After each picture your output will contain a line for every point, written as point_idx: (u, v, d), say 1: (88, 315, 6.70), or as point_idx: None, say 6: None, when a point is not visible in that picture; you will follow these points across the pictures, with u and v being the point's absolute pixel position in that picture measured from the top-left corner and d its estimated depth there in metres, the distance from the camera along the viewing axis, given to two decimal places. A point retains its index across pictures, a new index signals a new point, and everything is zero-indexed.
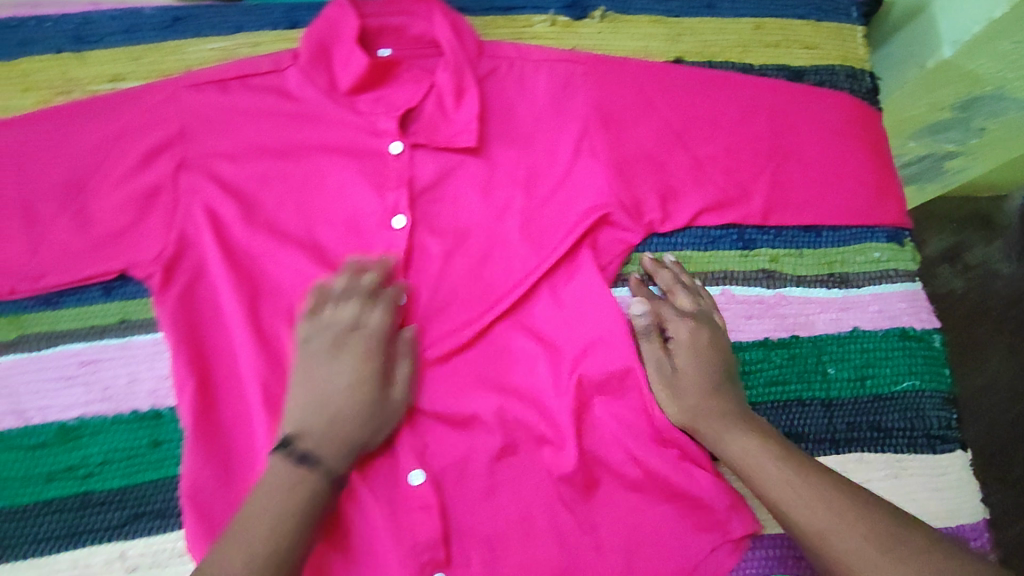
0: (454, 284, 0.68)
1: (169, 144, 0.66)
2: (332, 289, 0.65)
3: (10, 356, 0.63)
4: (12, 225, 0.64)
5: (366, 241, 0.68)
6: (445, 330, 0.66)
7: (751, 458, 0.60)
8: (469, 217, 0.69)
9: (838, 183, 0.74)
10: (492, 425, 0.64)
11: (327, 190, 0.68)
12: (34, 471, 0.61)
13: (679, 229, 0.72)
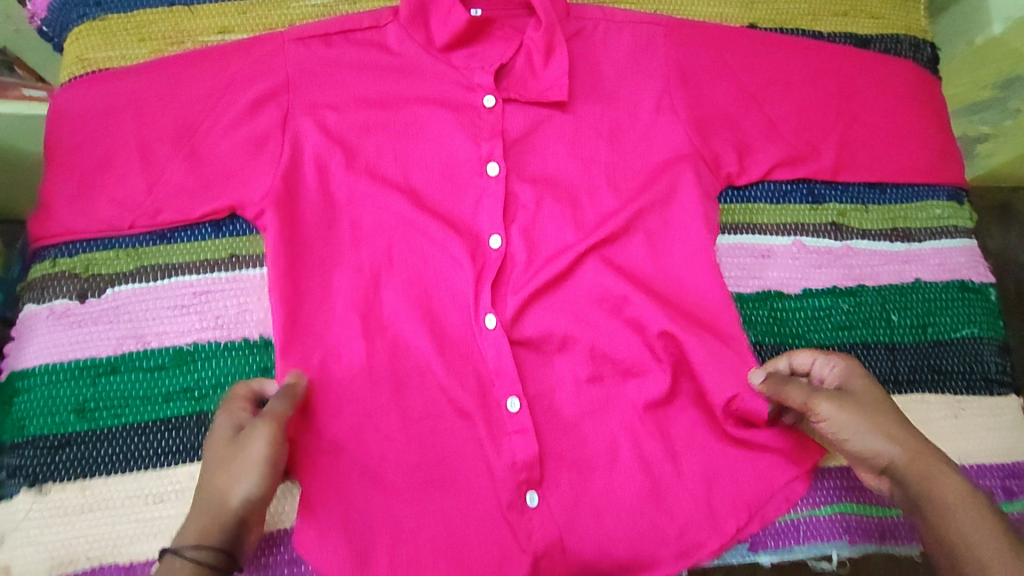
0: (545, 229, 0.73)
1: (277, 94, 0.70)
2: (433, 229, 0.72)
3: (129, 285, 0.66)
4: (130, 163, 0.68)
5: (461, 187, 0.74)
6: (535, 270, 0.72)
7: (965, 499, 0.56)
8: (557, 168, 0.75)
9: (901, 144, 0.78)
10: (581, 358, 0.71)
11: (426, 140, 0.74)
12: (152, 390, 0.63)
13: (754, 182, 0.76)
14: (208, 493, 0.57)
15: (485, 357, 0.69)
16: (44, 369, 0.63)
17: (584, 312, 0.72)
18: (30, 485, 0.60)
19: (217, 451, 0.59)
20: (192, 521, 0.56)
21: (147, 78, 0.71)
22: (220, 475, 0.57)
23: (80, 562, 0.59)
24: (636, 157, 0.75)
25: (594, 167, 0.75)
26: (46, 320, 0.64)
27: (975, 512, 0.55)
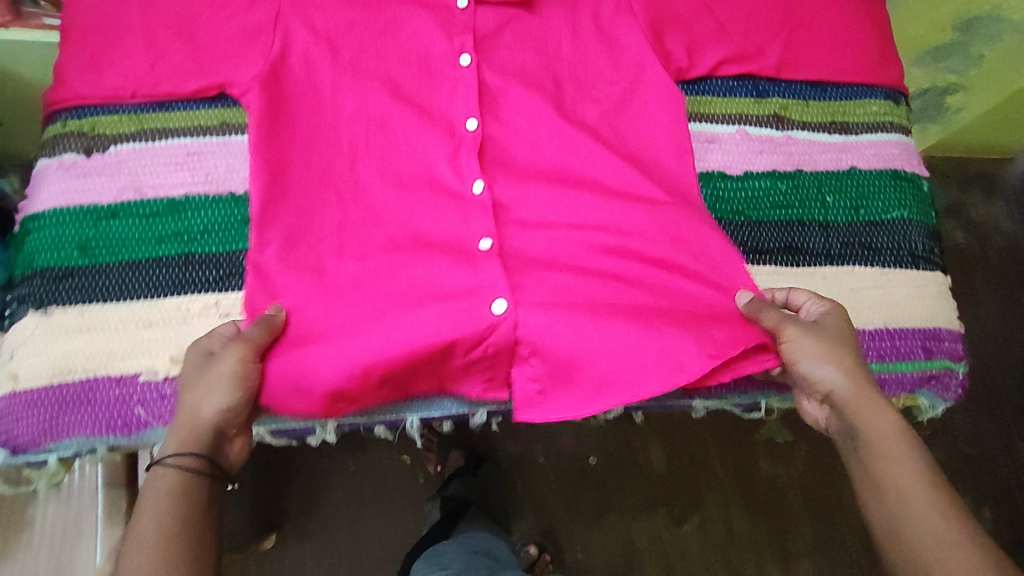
0: (515, 118, 0.78)
1: None
2: (404, 116, 0.76)
3: (130, 144, 0.73)
4: (120, 39, 0.74)
5: (436, 76, 0.78)
6: (503, 153, 0.78)
7: (893, 436, 0.63)
8: (522, 62, 0.79)
9: (845, 46, 0.83)
10: (542, 231, 0.75)
11: (402, 34, 0.78)
12: (147, 233, 0.71)
13: (702, 77, 0.81)
14: (187, 408, 0.63)
15: (466, 216, 0.74)
16: (52, 212, 0.71)
17: (542, 195, 0.76)
18: (38, 307, 0.68)
19: (189, 373, 0.64)
20: (176, 431, 0.63)
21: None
22: (195, 393, 0.63)
23: (78, 373, 0.66)
24: (593, 53, 0.80)
25: (553, 64, 0.80)
26: (56, 170, 0.72)
27: (899, 451, 0.62)
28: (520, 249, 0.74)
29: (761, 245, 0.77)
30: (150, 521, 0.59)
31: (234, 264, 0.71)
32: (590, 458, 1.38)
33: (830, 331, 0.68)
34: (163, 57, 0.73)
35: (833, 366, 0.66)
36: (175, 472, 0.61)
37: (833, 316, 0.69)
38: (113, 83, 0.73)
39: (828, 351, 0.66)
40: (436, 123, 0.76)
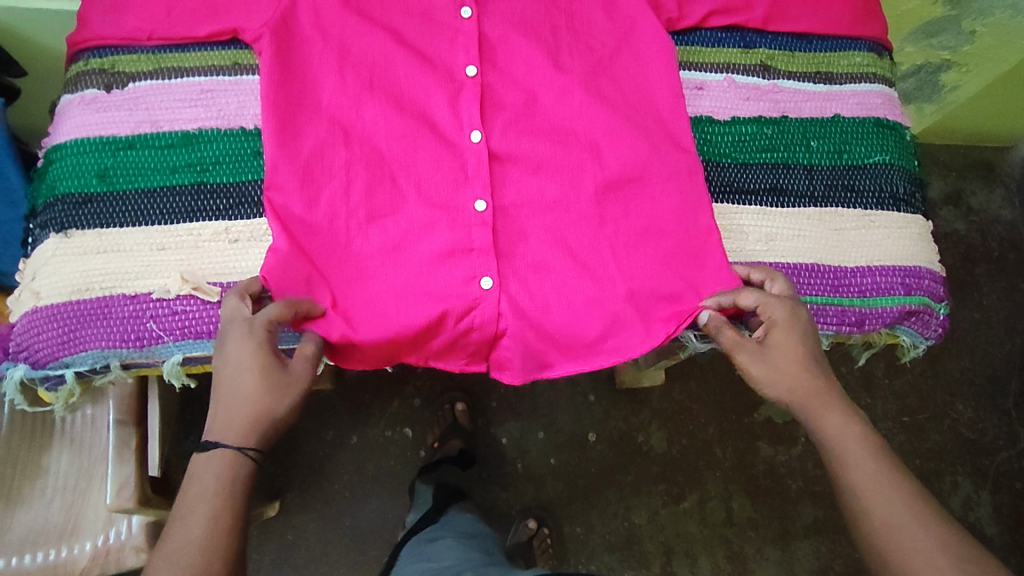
0: (512, 69, 0.80)
1: None
2: (405, 62, 0.78)
3: (148, 81, 0.77)
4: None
5: (438, 27, 0.79)
6: (502, 101, 0.79)
7: (847, 435, 0.66)
8: (520, 13, 0.80)
9: (829, 3, 0.87)
10: (536, 170, 0.78)
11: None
12: (162, 164, 0.75)
13: (692, 28, 0.85)
14: (248, 399, 0.63)
15: (463, 165, 0.77)
16: (74, 143, 0.75)
17: (538, 141, 0.78)
18: (59, 231, 0.72)
19: (257, 360, 0.64)
20: (237, 421, 0.63)
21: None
22: (263, 387, 0.64)
23: (95, 289, 0.70)
24: (589, 11, 0.82)
25: (554, 12, 0.81)
26: (77, 105, 0.76)
27: (855, 450, 0.65)
28: (516, 197, 0.77)
29: (747, 186, 0.80)
30: (201, 511, 0.59)
31: (244, 192, 0.74)
32: (589, 434, 1.41)
33: (782, 341, 0.70)
34: (177, 3, 0.77)
35: (775, 371, 0.70)
36: (240, 464, 0.61)
37: (791, 319, 0.70)
38: (129, 29, 0.77)
39: (778, 365, 0.69)
40: (438, 73, 0.78)
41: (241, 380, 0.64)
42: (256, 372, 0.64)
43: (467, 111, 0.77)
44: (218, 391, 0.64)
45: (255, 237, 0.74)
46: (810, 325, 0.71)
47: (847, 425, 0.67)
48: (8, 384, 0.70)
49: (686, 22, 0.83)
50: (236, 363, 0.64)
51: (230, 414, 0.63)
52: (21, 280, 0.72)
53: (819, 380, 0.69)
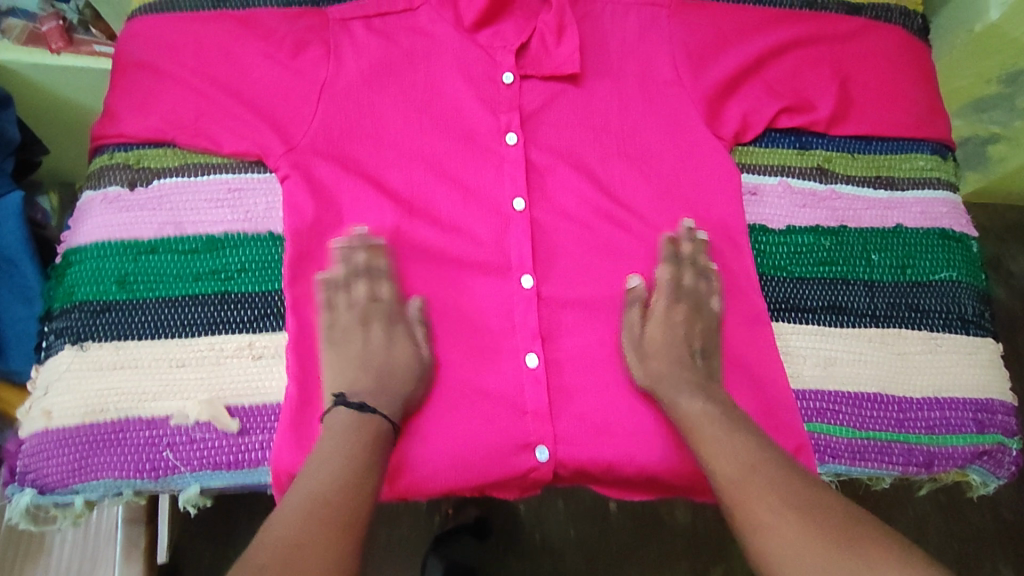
0: (559, 181, 0.79)
1: (318, 47, 0.79)
2: (449, 178, 0.78)
3: (172, 178, 0.74)
4: (182, 86, 0.77)
5: (478, 144, 0.80)
6: (549, 216, 0.78)
7: (707, 420, 0.65)
8: (565, 130, 0.81)
9: (888, 106, 0.83)
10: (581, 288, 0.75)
11: (447, 103, 0.81)
12: (185, 270, 0.71)
13: (754, 138, 0.82)
14: (374, 360, 0.68)
15: (513, 314, 0.74)
16: (94, 245, 0.71)
17: (587, 253, 0.77)
18: (74, 342, 0.67)
19: (358, 337, 0.69)
20: (357, 382, 0.67)
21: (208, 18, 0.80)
22: (383, 355, 0.68)
23: (109, 411, 0.65)
24: (636, 119, 0.82)
25: (599, 129, 0.81)
26: (99, 203, 0.73)
27: (710, 432, 0.65)
28: (571, 344, 0.73)
29: (805, 304, 0.75)
30: (331, 459, 0.60)
31: (270, 304, 0.70)
32: (611, 505, 1.35)
33: (681, 328, 0.72)
34: (215, 107, 0.76)
35: (665, 342, 0.71)
36: (369, 428, 0.63)
37: (670, 312, 0.73)
38: (174, 116, 0.75)
39: (666, 341, 0.71)
40: (484, 208, 0.77)
41: (348, 339, 0.69)
42: (393, 343, 0.69)
43: (508, 237, 0.77)
44: (336, 352, 0.68)
45: (280, 353, 0.69)
46: (709, 314, 0.73)
47: (699, 406, 0.66)
48: (13, 508, 0.65)
49: (742, 122, 0.81)
50: (349, 339, 0.69)
51: (353, 379, 0.67)
52: (31, 394, 0.68)
53: (694, 366, 0.70)
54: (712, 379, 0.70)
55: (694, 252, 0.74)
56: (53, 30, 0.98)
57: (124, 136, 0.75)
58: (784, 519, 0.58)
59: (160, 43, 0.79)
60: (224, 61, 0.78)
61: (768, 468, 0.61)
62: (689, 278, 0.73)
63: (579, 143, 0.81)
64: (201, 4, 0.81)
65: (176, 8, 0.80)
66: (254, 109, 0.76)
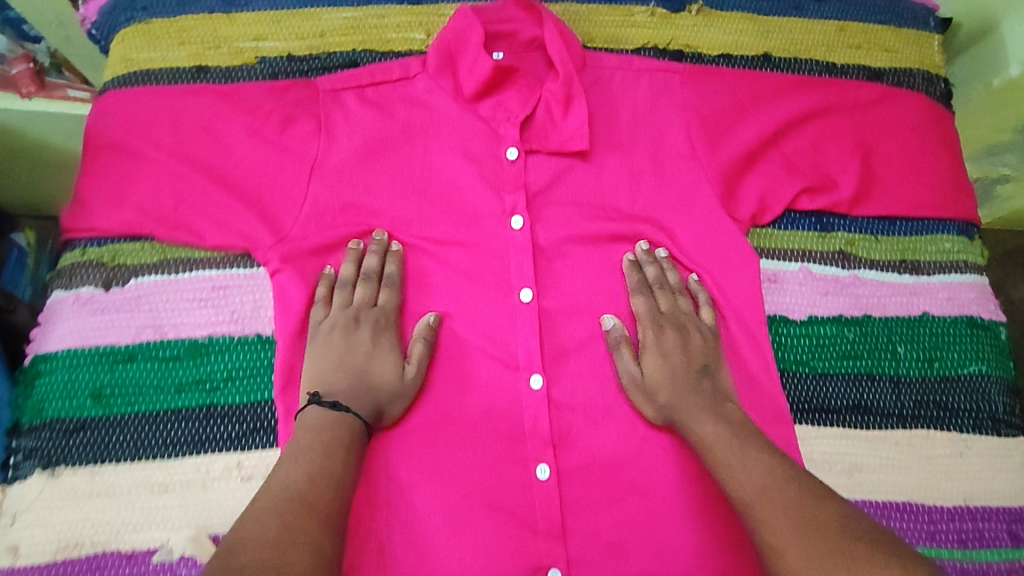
0: (567, 268, 0.75)
1: (307, 124, 0.74)
2: (450, 268, 0.74)
3: (151, 276, 0.68)
4: (160, 171, 0.71)
5: (481, 226, 0.74)
6: (558, 305, 0.73)
7: (723, 439, 0.61)
8: (574, 211, 0.76)
9: (913, 182, 0.79)
10: (593, 387, 0.71)
11: (447, 182, 0.76)
12: (166, 380, 0.65)
13: (773, 219, 0.77)
14: (355, 364, 0.66)
15: (521, 419, 0.69)
16: (66, 354, 0.66)
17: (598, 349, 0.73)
18: (45, 466, 0.62)
19: (355, 339, 0.67)
20: (337, 384, 0.64)
21: (190, 95, 0.74)
22: (378, 363, 0.67)
23: (85, 546, 0.60)
24: (648, 199, 0.77)
25: (609, 209, 0.77)
26: (72, 305, 0.67)
27: (723, 449, 0.61)
28: (583, 451, 0.69)
29: (829, 402, 0.71)
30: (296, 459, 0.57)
31: (259, 417, 0.65)
32: None
33: (674, 353, 0.70)
34: (195, 197, 0.70)
35: (662, 374, 0.68)
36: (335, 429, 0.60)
37: (659, 338, 0.71)
38: (153, 205, 0.69)
39: (666, 374, 0.68)
40: (488, 300, 0.73)
41: (336, 338, 0.66)
42: (389, 352, 0.67)
43: (515, 330, 0.71)
44: (323, 348, 0.66)
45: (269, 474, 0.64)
46: (701, 332, 0.71)
47: (716, 428, 0.63)
48: None
49: (760, 203, 0.76)
50: (341, 339, 0.67)
51: (334, 382, 0.64)
52: None
53: (698, 386, 0.67)
54: (724, 398, 0.67)
55: (658, 272, 0.74)
56: (22, 73, 0.90)
57: (97, 228, 0.69)
58: (799, 506, 0.53)
59: (136, 121, 0.73)
60: (207, 142, 0.72)
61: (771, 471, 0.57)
62: (661, 298, 0.73)
63: (589, 225, 0.76)
64: (180, 79, 0.76)
65: (154, 84, 0.75)
66: (240, 198, 0.70)
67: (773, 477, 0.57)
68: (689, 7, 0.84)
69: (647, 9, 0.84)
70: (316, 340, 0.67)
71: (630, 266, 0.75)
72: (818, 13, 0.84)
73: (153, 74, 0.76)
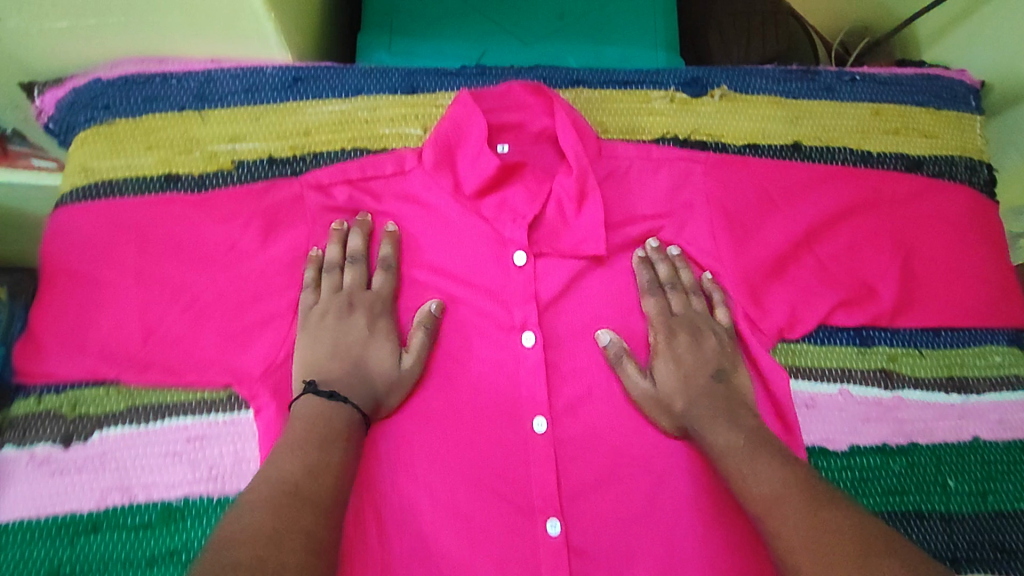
0: (587, 388, 0.67)
1: (297, 240, 0.68)
2: (456, 392, 0.66)
3: (118, 427, 0.61)
4: (130, 298, 0.65)
5: (489, 340, 0.68)
6: (577, 433, 0.66)
7: (738, 447, 0.60)
8: (590, 324, 0.69)
9: (957, 285, 0.73)
10: (619, 529, 0.63)
11: (452, 295, 0.69)
12: (136, 554, 0.58)
13: (805, 333, 0.71)
14: (349, 352, 0.63)
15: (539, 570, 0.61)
16: (21, 525, 0.58)
17: (625, 483, 0.64)
18: None
19: (350, 325, 0.64)
20: (334, 372, 0.61)
21: (164, 207, 0.67)
22: (374, 349, 0.64)
23: None
24: None
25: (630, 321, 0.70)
26: (27, 466, 0.60)
27: (739, 454, 0.59)
28: None
29: None
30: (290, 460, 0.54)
31: None
32: None
33: (688, 361, 0.66)
34: (169, 330, 0.64)
35: (675, 381, 0.65)
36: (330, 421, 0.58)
37: (672, 338, 0.67)
38: (127, 342, 0.63)
39: (679, 382, 0.65)
40: (500, 429, 0.65)
41: (330, 328, 0.63)
42: (385, 336, 0.65)
43: (529, 466, 0.64)
44: (316, 336, 0.63)
45: None
46: (718, 334, 0.67)
47: (734, 436, 0.60)
48: None
49: (791, 314, 0.70)
50: (337, 327, 0.64)
51: (329, 370, 0.61)
52: None
53: (715, 392, 0.64)
54: (741, 401, 0.64)
55: (669, 270, 0.70)
56: None
57: (61, 369, 0.62)
58: (812, 519, 0.51)
59: (103, 239, 0.66)
60: (188, 263, 0.66)
61: (786, 479, 0.55)
62: (674, 295, 0.69)
63: (608, 338, 0.69)
64: (149, 189, 0.68)
65: (119, 196, 0.67)
66: (223, 328, 0.64)
67: (788, 487, 0.54)
68: (711, 91, 0.76)
69: (666, 93, 0.77)
70: (309, 325, 0.64)
71: (638, 263, 0.70)
72: (852, 96, 0.77)
73: (118, 184, 0.67)
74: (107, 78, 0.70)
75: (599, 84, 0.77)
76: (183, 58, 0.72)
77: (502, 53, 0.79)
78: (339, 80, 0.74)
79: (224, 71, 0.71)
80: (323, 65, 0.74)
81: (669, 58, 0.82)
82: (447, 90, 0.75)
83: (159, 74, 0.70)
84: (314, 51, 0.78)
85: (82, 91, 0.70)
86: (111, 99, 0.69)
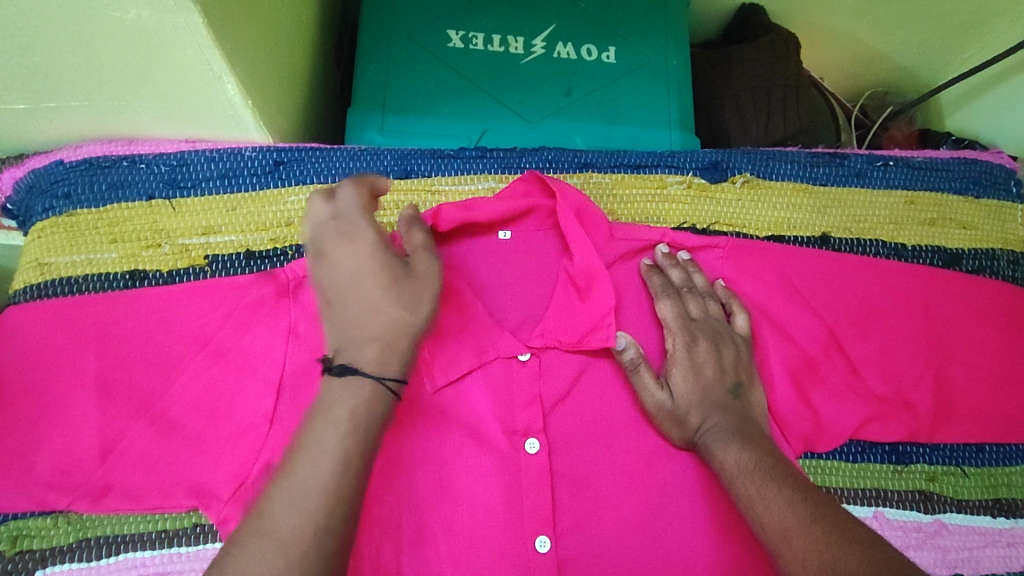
0: (597, 503, 0.60)
1: (271, 336, 0.59)
2: (449, 509, 0.58)
3: (65, 565, 0.56)
4: (85, 408, 0.58)
5: (488, 446, 0.60)
6: (585, 555, 0.59)
7: (751, 470, 0.54)
8: (600, 431, 0.62)
9: (996, 389, 0.68)
10: None
11: (447, 397, 0.62)
12: None
13: (837, 446, 0.65)
14: (362, 304, 0.51)
15: None
16: None
17: None
18: None
19: (356, 256, 0.51)
20: (345, 332, 0.50)
21: (126, 305, 0.61)
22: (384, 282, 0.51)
23: None
24: None
25: (645, 427, 0.62)
26: None
27: (755, 485, 0.53)
28: None
29: None
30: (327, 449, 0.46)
31: None
32: None
33: (707, 371, 0.62)
34: (125, 444, 0.57)
35: (690, 392, 0.61)
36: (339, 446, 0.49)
37: (690, 354, 0.62)
38: (80, 457, 0.57)
39: (695, 394, 0.61)
40: (500, 550, 0.57)
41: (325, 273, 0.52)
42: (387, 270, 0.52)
43: None
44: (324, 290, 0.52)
45: None
46: (739, 355, 0.63)
47: (744, 455, 0.56)
48: None
49: (821, 423, 0.64)
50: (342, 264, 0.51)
51: (341, 332, 0.50)
52: None
53: (737, 407, 0.60)
54: (758, 426, 0.59)
55: (684, 276, 0.66)
56: None
57: (10, 491, 0.56)
58: (825, 540, 0.46)
59: (62, 341, 0.60)
60: (145, 366, 0.59)
61: (802, 510, 0.49)
62: (694, 308, 0.64)
63: (618, 445, 0.62)
64: (112, 287, 0.63)
65: (79, 294, 0.62)
66: (183, 441, 0.57)
67: (802, 515, 0.49)
68: (732, 178, 0.72)
69: (683, 177, 0.72)
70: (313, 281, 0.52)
71: (657, 268, 0.66)
72: (884, 182, 0.74)
73: (78, 281, 0.63)
74: (70, 161, 0.65)
75: (609, 168, 0.72)
76: (155, 139, 0.67)
77: (503, 131, 0.76)
78: (325, 163, 0.68)
79: (198, 153, 0.66)
80: (307, 146, 0.69)
81: (684, 138, 0.78)
82: (443, 170, 0.70)
83: (128, 158, 0.66)
84: (294, 127, 0.72)
85: (43, 174, 0.65)
86: (72, 186, 0.65)
